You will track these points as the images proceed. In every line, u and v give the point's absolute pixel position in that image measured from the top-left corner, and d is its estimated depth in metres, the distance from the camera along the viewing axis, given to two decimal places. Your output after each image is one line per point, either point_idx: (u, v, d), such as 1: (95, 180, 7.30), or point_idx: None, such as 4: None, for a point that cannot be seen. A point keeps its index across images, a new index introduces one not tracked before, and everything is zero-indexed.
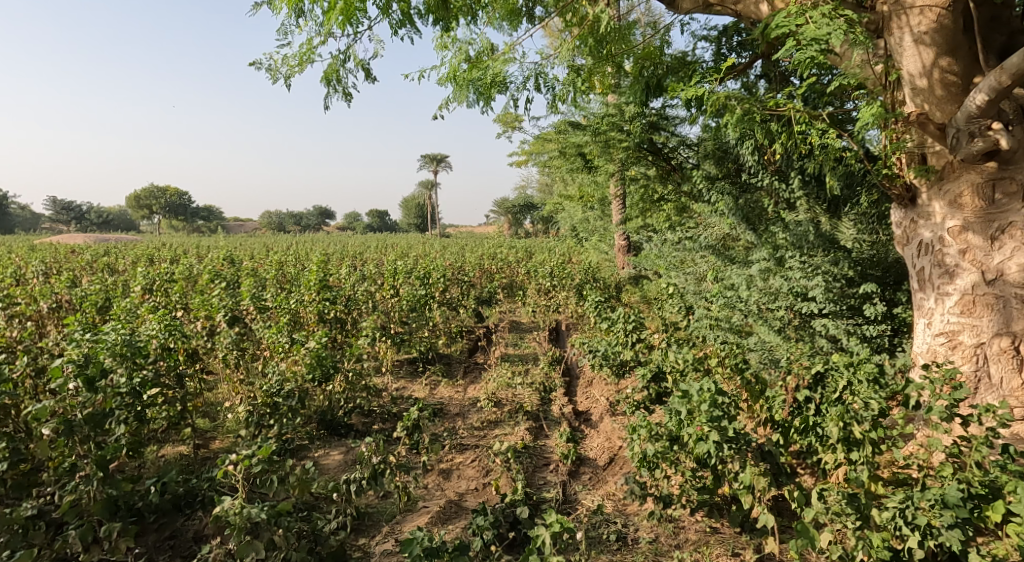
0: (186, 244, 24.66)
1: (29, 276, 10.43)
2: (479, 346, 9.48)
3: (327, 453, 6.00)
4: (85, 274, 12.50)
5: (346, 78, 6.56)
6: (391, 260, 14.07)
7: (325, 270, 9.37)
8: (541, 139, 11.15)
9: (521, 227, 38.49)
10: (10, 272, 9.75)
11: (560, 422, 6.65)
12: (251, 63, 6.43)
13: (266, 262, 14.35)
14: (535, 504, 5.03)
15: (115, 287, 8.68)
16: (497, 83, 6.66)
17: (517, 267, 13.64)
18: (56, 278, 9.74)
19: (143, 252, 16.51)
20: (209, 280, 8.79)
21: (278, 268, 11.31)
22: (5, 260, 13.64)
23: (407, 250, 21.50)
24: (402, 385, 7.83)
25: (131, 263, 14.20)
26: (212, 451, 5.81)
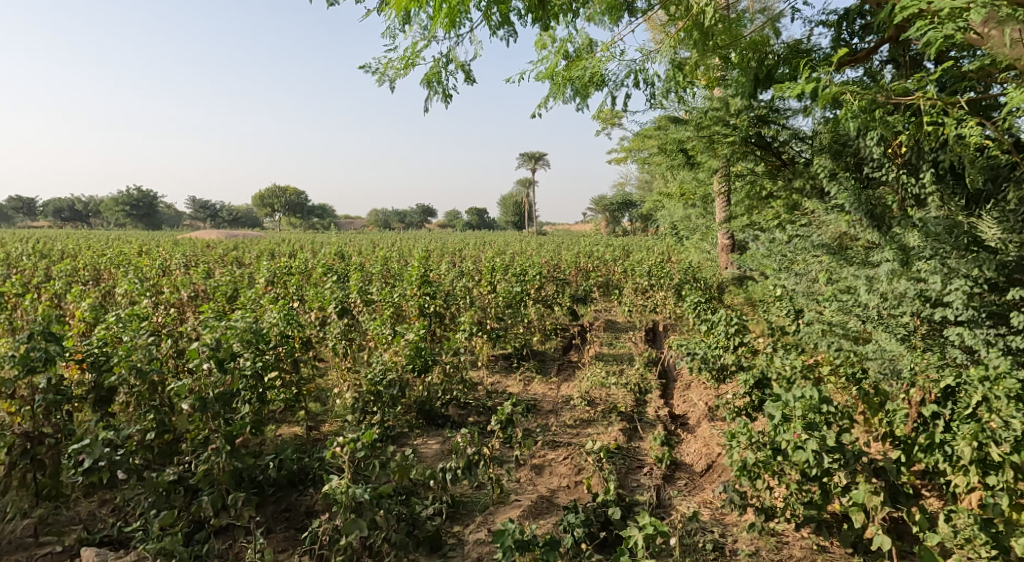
0: (301, 240, 26.63)
1: (172, 268, 11.65)
2: (573, 344, 9.48)
3: (426, 442, 6.25)
4: (217, 267, 13.78)
5: (447, 80, 6.76)
6: (489, 258, 14.41)
7: (426, 267, 9.74)
8: (641, 135, 10.97)
9: (619, 225, 38.00)
10: (157, 264, 10.94)
11: (655, 424, 6.54)
12: (360, 66, 6.66)
13: (373, 258, 15.14)
14: (627, 506, 4.98)
15: (241, 279, 9.49)
16: (596, 83, 6.67)
17: (613, 266, 13.50)
18: (195, 270, 10.81)
19: (265, 248, 17.91)
20: (322, 273, 9.40)
21: (383, 265, 11.90)
22: (154, 254, 15.35)
23: (506, 247, 21.84)
24: (497, 380, 7.98)
25: (256, 257, 15.44)
26: (322, 433, 6.23)
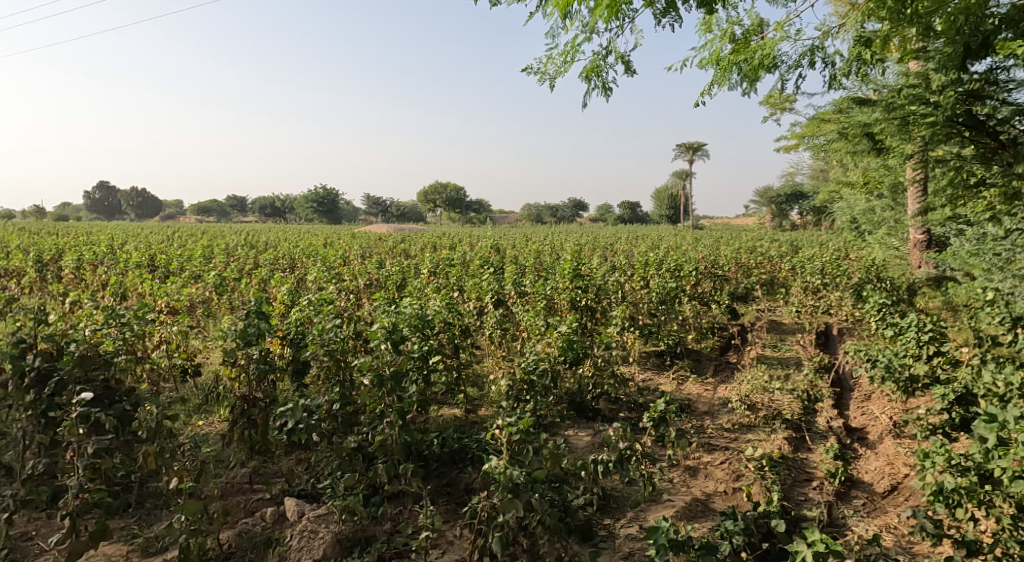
0: (460, 234, 28.09)
1: (351, 258, 12.88)
2: (732, 344, 9.00)
3: (577, 433, 6.32)
4: (388, 258, 14.99)
5: (606, 73, 6.70)
6: (643, 252, 14.13)
7: (579, 261, 9.79)
8: (817, 120, 10.05)
9: (787, 218, 35.20)
10: (338, 254, 12.17)
11: (827, 436, 6.01)
12: (522, 68, 6.88)
13: (528, 251, 15.52)
14: (793, 520, 4.62)
15: (409, 269, 10.25)
16: (768, 66, 6.26)
17: (779, 263, 12.57)
18: (369, 261, 11.86)
19: (428, 241, 19.15)
20: (480, 266, 9.85)
21: (537, 258, 12.17)
22: (335, 245, 17.09)
23: (660, 242, 21.25)
24: (649, 377, 7.84)
25: (421, 250, 16.56)
26: (479, 416, 6.55)
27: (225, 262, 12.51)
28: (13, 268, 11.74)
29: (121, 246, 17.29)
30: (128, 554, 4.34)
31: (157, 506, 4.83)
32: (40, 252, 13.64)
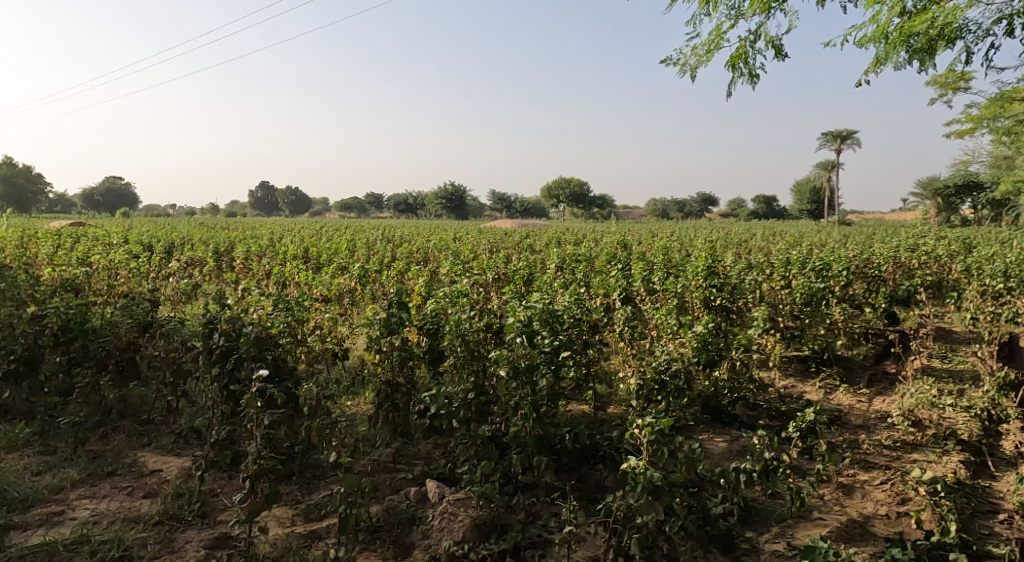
0: (585, 229, 27.88)
1: (480, 253, 13.24)
2: (890, 353, 8.15)
3: (713, 438, 6.06)
4: (514, 253, 15.22)
5: (754, 60, 6.37)
6: (783, 250, 13.20)
7: (714, 258, 9.33)
8: (1003, 99, 8.77)
9: (956, 212, 31.28)
10: (468, 249, 12.55)
11: (1016, 464, 5.28)
12: (662, 61, 7.00)
13: (656, 248, 15.06)
14: (974, 555, 4.08)
15: (537, 264, 10.37)
16: (946, 39, 5.55)
17: (949, 263, 11.18)
18: (497, 255, 12.11)
19: (553, 237, 19.19)
20: (608, 262, 9.70)
21: (666, 255, 11.78)
22: (465, 240, 17.66)
23: (803, 239, 19.73)
24: (792, 385, 7.37)
25: (546, 245, 16.65)
26: (609, 414, 6.45)
27: (368, 255, 13.41)
28: (195, 258, 13.40)
29: (280, 239, 19.10)
30: (293, 517, 4.80)
31: (315, 476, 5.30)
32: (215, 245, 15.44)
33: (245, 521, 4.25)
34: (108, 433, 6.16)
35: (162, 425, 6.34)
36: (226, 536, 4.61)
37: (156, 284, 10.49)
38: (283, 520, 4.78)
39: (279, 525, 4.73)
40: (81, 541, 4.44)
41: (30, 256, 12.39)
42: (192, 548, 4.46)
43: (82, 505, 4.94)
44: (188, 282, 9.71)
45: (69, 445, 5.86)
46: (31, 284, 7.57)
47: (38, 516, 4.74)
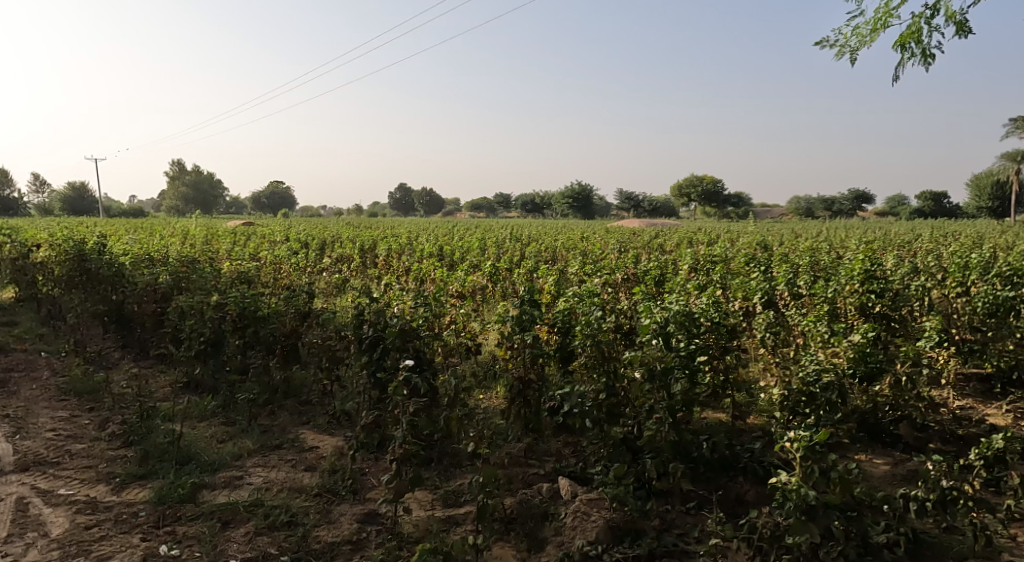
0: (721, 229, 26.61)
1: (609, 253, 13.08)
2: None
3: (872, 460, 5.55)
4: (645, 253, 14.87)
5: (926, 40, 5.84)
6: (956, 253, 11.72)
7: (872, 260, 8.47)
8: None
9: None
10: (598, 249, 12.45)
11: None
12: (819, 45, 6.69)
13: (801, 249, 14.00)
14: None
15: (669, 265, 10.07)
16: None
17: None
18: (628, 255, 11.89)
19: (685, 236, 18.50)
20: (748, 263, 9.17)
21: (813, 256, 10.91)
22: (593, 239, 17.55)
23: (980, 241, 17.38)
24: (968, 407, 6.55)
25: (678, 245, 16.10)
26: (749, 425, 6.12)
27: (499, 254, 13.78)
28: (344, 256, 14.53)
29: (417, 239, 20.16)
30: (432, 502, 5.07)
31: (453, 464, 5.56)
32: (360, 243, 16.65)
33: (393, 501, 4.55)
34: (274, 411, 6.87)
35: (319, 407, 6.96)
36: (374, 513, 4.96)
37: (311, 279, 11.51)
38: (424, 503, 5.06)
39: (420, 507, 5.01)
40: (255, 504, 4.98)
41: (210, 252, 14.09)
42: (346, 520, 4.85)
43: (255, 473, 5.55)
44: (339, 277, 10.55)
45: (244, 419, 6.60)
46: (214, 276, 8.62)
47: (221, 479, 5.39)
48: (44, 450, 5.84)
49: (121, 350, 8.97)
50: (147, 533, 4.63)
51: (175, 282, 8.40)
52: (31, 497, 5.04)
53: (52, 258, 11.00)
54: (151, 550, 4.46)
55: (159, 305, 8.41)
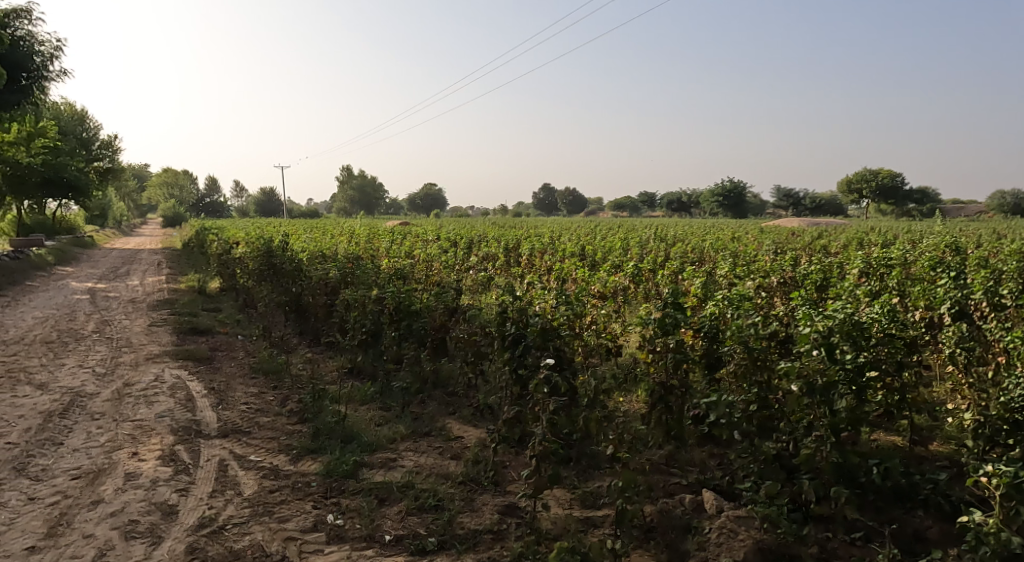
0: (898, 228, 23.76)
1: (764, 254, 12.22)
2: None
3: None
4: (806, 255, 13.68)
5: None
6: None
7: None
8: None
9: None
10: (751, 250, 11.68)
11: None
12: None
13: (1003, 252, 12.06)
14: None
15: (834, 268, 9.19)
16: None
17: None
18: (785, 257, 11.03)
19: (854, 237, 16.74)
20: (932, 267, 8.09)
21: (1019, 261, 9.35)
22: (747, 239, 16.49)
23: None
24: None
25: (846, 247, 14.61)
26: (931, 452, 5.40)
27: (643, 254, 13.50)
28: (490, 255, 15.03)
29: (559, 238, 20.34)
30: (570, 501, 5.10)
31: (591, 465, 5.54)
32: (506, 242, 17.13)
33: (532, 496, 4.63)
34: (425, 399, 7.30)
35: (464, 398, 7.28)
36: (514, 506, 5.09)
37: (460, 276, 12.06)
38: (562, 502, 5.10)
39: (559, 505, 5.06)
40: (407, 485, 5.33)
41: (372, 249, 15.33)
42: (488, 510, 5.02)
43: (407, 456, 5.93)
44: (485, 275, 10.95)
45: (398, 405, 7.09)
46: (375, 272, 9.34)
47: (378, 459, 5.83)
48: (238, 420, 6.70)
49: (299, 337, 10.06)
50: (317, 501, 5.13)
51: (342, 277, 9.23)
52: (228, 460, 5.81)
53: (247, 254, 12.60)
54: (320, 517, 4.93)
55: (329, 297, 9.30)
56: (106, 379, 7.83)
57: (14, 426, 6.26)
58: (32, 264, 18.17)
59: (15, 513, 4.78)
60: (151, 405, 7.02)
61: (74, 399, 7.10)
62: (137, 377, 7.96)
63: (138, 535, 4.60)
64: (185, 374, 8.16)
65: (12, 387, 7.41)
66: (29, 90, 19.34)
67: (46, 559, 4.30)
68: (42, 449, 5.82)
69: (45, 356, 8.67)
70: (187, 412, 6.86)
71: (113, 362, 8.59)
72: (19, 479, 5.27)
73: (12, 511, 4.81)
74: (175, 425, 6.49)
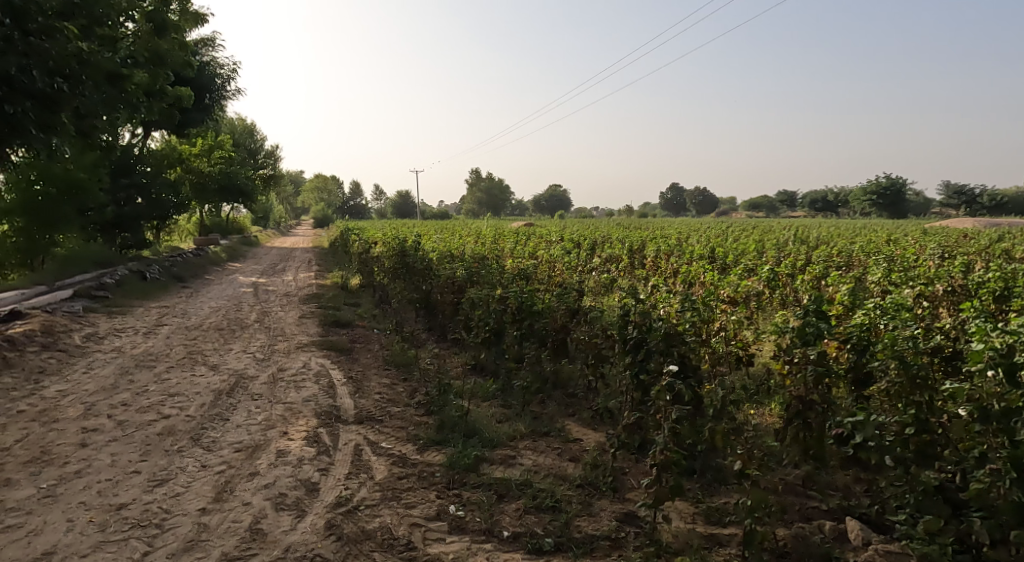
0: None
1: (927, 258, 10.92)
2: None
3: None
4: (981, 260, 12.03)
5: None
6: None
7: None
8: None
9: None
10: (911, 254, 10.48)
11: None
12: None
13: None
14: None
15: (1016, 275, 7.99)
16: None
17: None
18: (954, 262, 9.77)
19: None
20: None
21: None
22: (905, 242, 14.86)
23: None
24: None
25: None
26: None
27: (780, 256, 12.64)
28: (614, 256, 14.83)
29: (687, 239, 19.63)
30: (693, 515, 4.86)
31: (717, 479, 5.26)
32: (630, 243, 16.80)
33: (652, 506, 4.46)
34: (545, 399, 7.31)
35: (585, 401, 7.21)
36: (633, 515, 4.95)
37: (583, 277, 11.99)
38: (684, 515, 4.88)
39: (681, 518, 4.85)
40: (526, 483, 5.37)
41: (498, 249, 15.71)
42: (606, 516, 4.92)
43: (526, 455, 5.98)
44: (608, 277, 10.81)
45: (518, 404, 7.17)
46: (499, 271, 9.55)
47: (498, 455, 5.92)
48: (372, 408, 7.11)
49: (428, 333, 10.53)
50: (441, 491, 5.31)
51: (469, 276, 9.53)
52: (363, 445, 6.18)
53: (383, 253, 13.41)
54: (443, 507, 5.09)
55: (455, 295, 9.63)
56: (263, 364, 8.68)
57: (191, 401, 7.10)
58: (209, 260, 20.63)
59: (190, 477, 5.40)
60: (300, 389, 7.66)
61: (237, 380, 7.92)
62: (288, 364, 8.73)
63: (286, 507, 5.01)
64: (328, 363, 8.83)
65: (191, 366, 8.43)
66: (211, 108, 21.97)
67: (213, 520, 4.80)
68: (212, 423, 6.54)
69: (216, 341, 9.77)
70: (329, 398, 7.40)
71: (270, 348, 9.50)
72: (193, 447, 5.96)
73: (188, 475, 5.43)
74: (318, 409, 7.03)
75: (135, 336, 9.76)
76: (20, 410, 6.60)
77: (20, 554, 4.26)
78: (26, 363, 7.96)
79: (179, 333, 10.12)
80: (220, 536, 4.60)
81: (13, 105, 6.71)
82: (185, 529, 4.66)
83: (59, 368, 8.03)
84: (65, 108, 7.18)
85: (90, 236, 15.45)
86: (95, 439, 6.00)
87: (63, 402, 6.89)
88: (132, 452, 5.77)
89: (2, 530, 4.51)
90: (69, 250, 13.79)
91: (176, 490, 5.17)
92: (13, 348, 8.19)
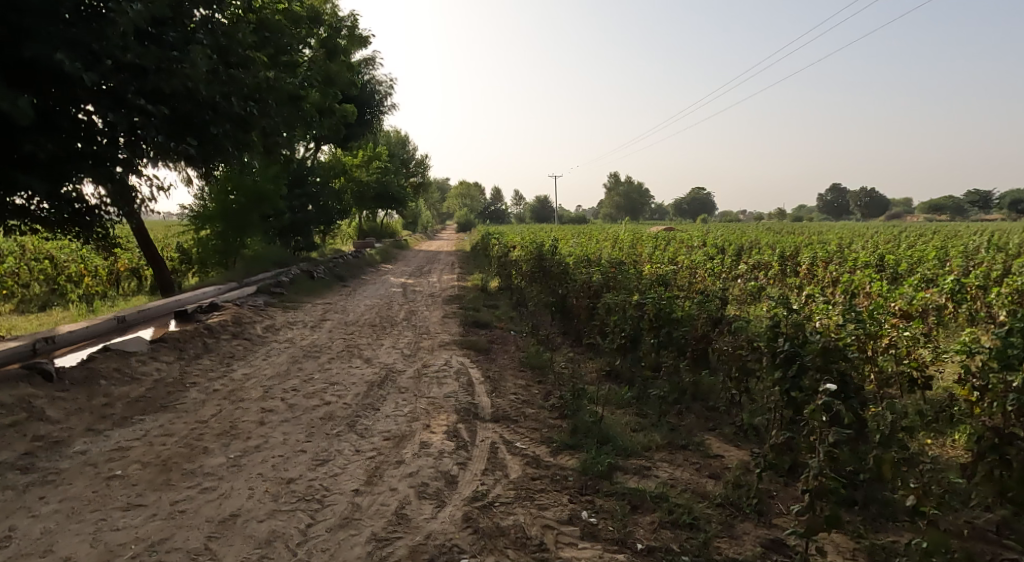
0: None
1: None
2: None
3: None
4: None
5: None
6: None
7: None
8: None
9: None
10: None
11: None
12: None
13: None
14: None
15: None
16: None
17: None
18: None
19: None
20: None
21: None
22: None
23: None
24: None
25: None
26: None
27: (966, 265, 11.10)
28: (762, 262, 14.01)
29: (850, 245, 18.03)
30: (854, 551, 4.45)
31: (884, 514, 4.78)
32: (783, 249, 15.68)
33: (803, 536, 4.11)
34: (683, 410, 7.07)
35: (727, 416, 6.86)
36: (782, 542, 4.64)
37: (728, 284, 11.42)
38: (842, 550, 4.47)
39: (838, 552, 4.46)
40: (664, 496, 5.21)
41: (637, 255, 15.37)
42: (750, 541, 4.66)
43: (663, 467, 5.81)
44: (755, 284, 10.24)
45: (655, 413, 6.97)
46: (638, 276, 9.39)
47: (633, 465, 5.81)
48: (508, 408, 7.29)
49: (565, 336, 10.58)
50: (573, 495, 5.32)
51: (607, 280, 9.47)
52: (499, 443, 6.36)
53: (522, 257, 13.70)
54: (576, 512, 5.09)
55: (590, 299, 9.58)
56: (411, 359, 9.24)
57: (348, 390, 7.73)
58: (366, 262, 22.31)
59: (346, 459, 5.89)
60: (442, 386, 8.04)
61: (387, 373, 8.52)
62: (433, 360, 9.23)
63: (428, 497, 5.28)
64: (468, 361, 9.20)
65: (348, 358, 9.20)
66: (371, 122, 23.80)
67: (364, 501, 5.18)
68: (365, 411, 7.08)
69: (370, 336, 10.57)
70: (468, 395, 7.70)
71: (416, 345, 10.09)
72: (349, 432, 6.49)
73: (345, 458, 5.93)
74: (458, 405, 7.34)
75: (304, 329, 10.86)
76: (215, 388, 7.61)
77: (213, 513, 4.90)
78: (219, 348, 9.15)
79: (340, 328, 11.09)
80: (370, 517, 4.95)
81: (217, 126, 7.66)
82: (341, 506, 5.08)
83: (244, 354, 9.14)
84: (255, 128, 8.22)
85: (271, 239, 17.42)
86: (270, 419, 6.75)
87: (247, 384, 7.83)
88: (299, 433, 6.41)
89: (200, 491, 5.21)
90: (255, 252, 15.67)
91: (334, 471, 5.66)
92: (211, 334, 9.45)
